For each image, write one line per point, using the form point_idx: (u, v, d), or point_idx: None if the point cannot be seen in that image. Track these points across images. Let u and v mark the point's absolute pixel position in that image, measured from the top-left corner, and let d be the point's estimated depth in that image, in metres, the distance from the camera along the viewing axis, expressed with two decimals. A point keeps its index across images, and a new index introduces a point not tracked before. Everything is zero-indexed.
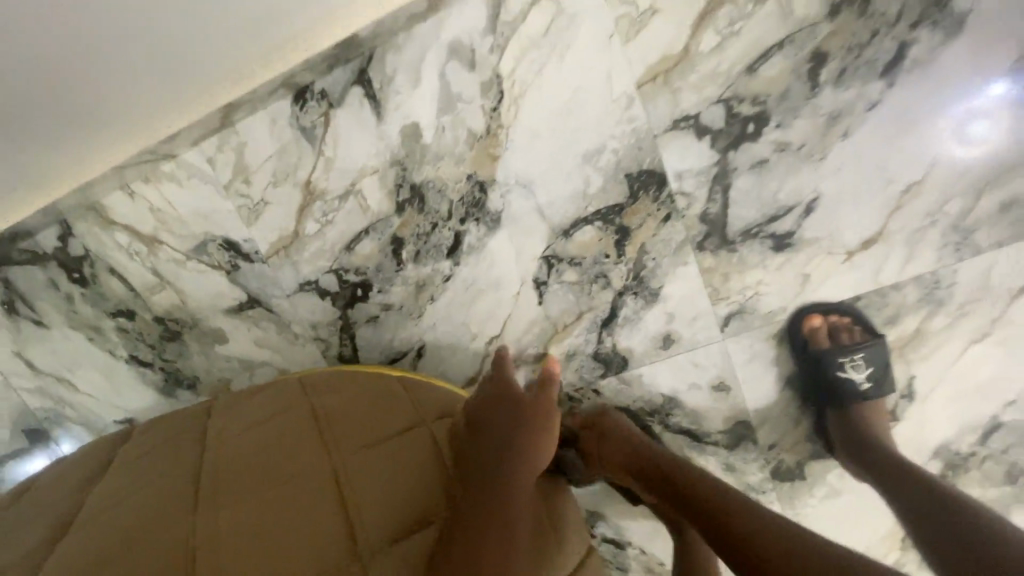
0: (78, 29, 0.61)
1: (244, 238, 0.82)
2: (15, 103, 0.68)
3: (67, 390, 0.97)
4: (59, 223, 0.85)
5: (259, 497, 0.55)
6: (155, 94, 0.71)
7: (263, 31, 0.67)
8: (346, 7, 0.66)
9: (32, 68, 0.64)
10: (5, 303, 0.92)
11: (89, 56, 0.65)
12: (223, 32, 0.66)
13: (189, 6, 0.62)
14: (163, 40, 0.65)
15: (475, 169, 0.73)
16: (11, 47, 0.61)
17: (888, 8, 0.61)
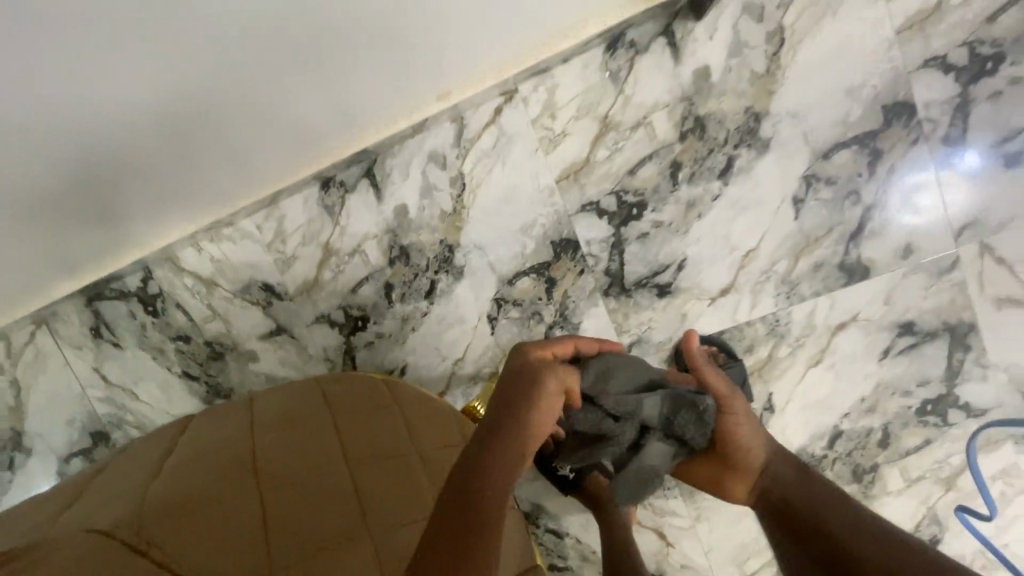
0: (185, 160, 0.90)
1: (278, 282, 1.11)
2: (134, 204, 0.96)
3: (129, 398, 1.24)
4: (143, 269, 1.15)
5: (304, 471, 0.63)
6: (230, 187, 1.01)
7: (308, 147, 0.98)
8: (363, 131, 0.98)
9: (149, 182, 0.92)
10: (94, 328, 1.21)
11: (190, 173, 0.93)
12: (283, 149, 0.96)
13: (263, 137, 0.91)
14: (242, 156, 0.94)
15: (446, 235, 1.03)
16: (138, 173, 0.89)
17: (718, 135, 0.92)
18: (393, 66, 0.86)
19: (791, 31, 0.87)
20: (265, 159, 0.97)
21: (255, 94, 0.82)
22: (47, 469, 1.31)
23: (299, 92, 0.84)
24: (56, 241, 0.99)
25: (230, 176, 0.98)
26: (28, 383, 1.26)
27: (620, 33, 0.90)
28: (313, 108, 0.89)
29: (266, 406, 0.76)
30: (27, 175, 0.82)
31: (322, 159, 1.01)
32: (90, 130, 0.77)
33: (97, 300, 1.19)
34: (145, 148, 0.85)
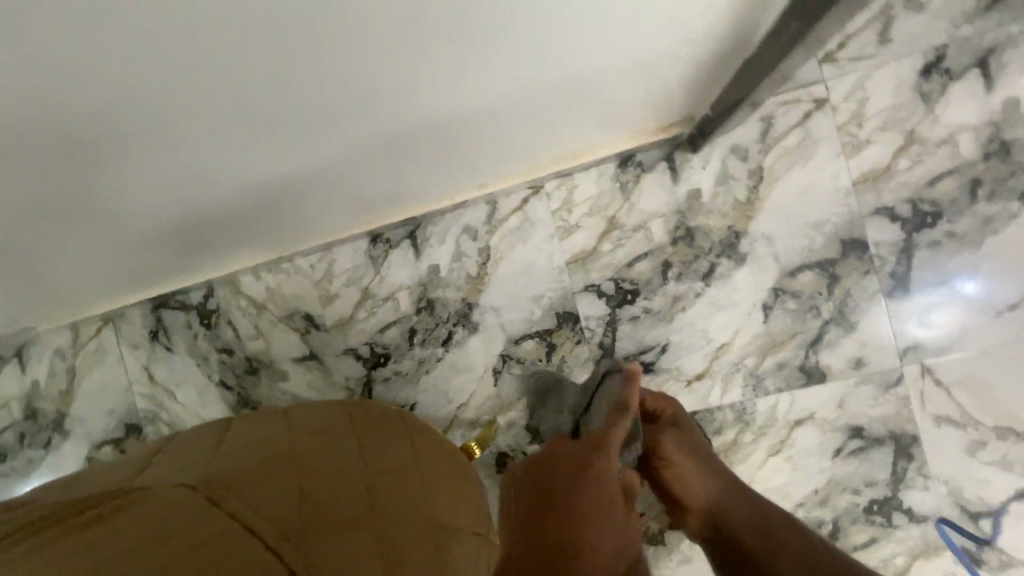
0: (275, 217, 1.09)
1: (318, 314, 1.29)
2: (221, 241, 1.16)
3: (167, 397, 1.40)
4: (208, 288, 1.35)
5: (336, 484, 0.74)
6: (301, 235, 1.21)
7: (371, 214, 1.19)
8: (416, 206, 1.20)
9: (241, 228, 1.12)
10: (152, 331, 1.39)
11: (275, 224, 1.13)
12: (352, 214, 1.16)
13: (340, 205, 1.11)
14: (318, 215, 1.13)
15: (468, 295, 1.22)
16: (235, 224, 1.09)
17: (703, 244, 1.11)
18: (442, 169, 1.05)
19: (768, 172, 1.08)
20: (324, 220, 1.16)
21: (327, 186, 1.00)
22: (78, 453, 1.45)
23: (381, 181, 1.04)
24: (130, 261, 1.16)
25: (291, 228, 1.17)
26: (84, 371, 1.44)
27: (631, 155, 1.13)
28: (379, 193, 1.10)
29: (297, 424, 0.88)
30: (126, 229, 0.99)
31: (372, 222, 1.21)
32: (186, 207, 0.94)
33: (162, 307, 1.38)
34: (246, 211, 1.03)
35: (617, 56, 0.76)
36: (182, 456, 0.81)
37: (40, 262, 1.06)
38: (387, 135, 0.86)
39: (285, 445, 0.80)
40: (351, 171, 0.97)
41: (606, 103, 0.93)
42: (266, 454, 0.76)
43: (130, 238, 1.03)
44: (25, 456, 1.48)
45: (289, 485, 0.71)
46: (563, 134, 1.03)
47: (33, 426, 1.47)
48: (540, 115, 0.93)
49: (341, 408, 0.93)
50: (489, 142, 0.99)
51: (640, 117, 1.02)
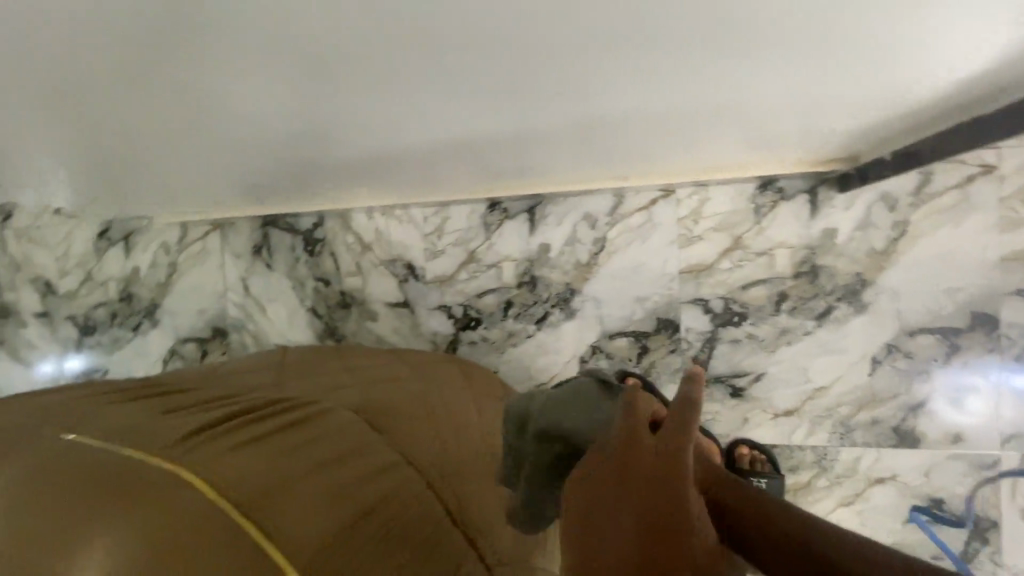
0: (421, 160, 1.13)
1: (420, 266, 1.32)
2: (359, 173, 1.21)
3: (257, 312, 1.45)
4: (318, 217, 1.39)
5: (460, 430, 0.79)
6: (431, 186, 1.25)
7: (503, 180, 1.21)
8: (548, 183, 1.21)
9: (385, 165, 1.16)
10: (256, 247, 1.44)
11: (417, 168, 1.17)
12: (488, 176, 1.19)
13: (482, 163, 1.14)
14: (459, 168, 1.17)
15: (572, 280, 1.23)
16: (382, 158, 1.13)
17: (826, 285, 1.10)
18: (581, 148, 1.06)
19: (913, 228, 1.05)
20: (448, 172, 1.18)
21: (468, 136, 1.02)
22: (162, 344, 1.52)
23: (534, 148, 1.06)
24: (252, 169, 1.19)
25: (413, 172, 1.19)
26: (184, 269, 1.50)
27: (774, 180, 1.11)
28: (522, 161, 1.12)
29: (406, 381, 0.88)
30: (264, 130, 1.01)
31: (493, 187, 1.23)
32: (333, 121, 0.96)
33: (270, 226, 1.43)
34: (400, 148, 1.08)
35: (806, 72, 0.76)
36: (314, 373, 0.88)
37: (177, 147, 1.09)
38: (549, 104, 0.88)
39: (413, 386, 0.86)
40: (512, 131, 1.00)
41: (771, 121, 0.92)
42: (397, 391, 0.82)
43: (291, 147, 1.09)
44: (113, 335, 1.56)
45: (422, 419, 0.76)
46: (715, 144, 1.02)
47: (127, 310, 1.55)
48: (701, 119, 0.93)
49: (451, 369, 0.99)
50: (642, 134, 0.99)
51: (797, 144, 1.01)
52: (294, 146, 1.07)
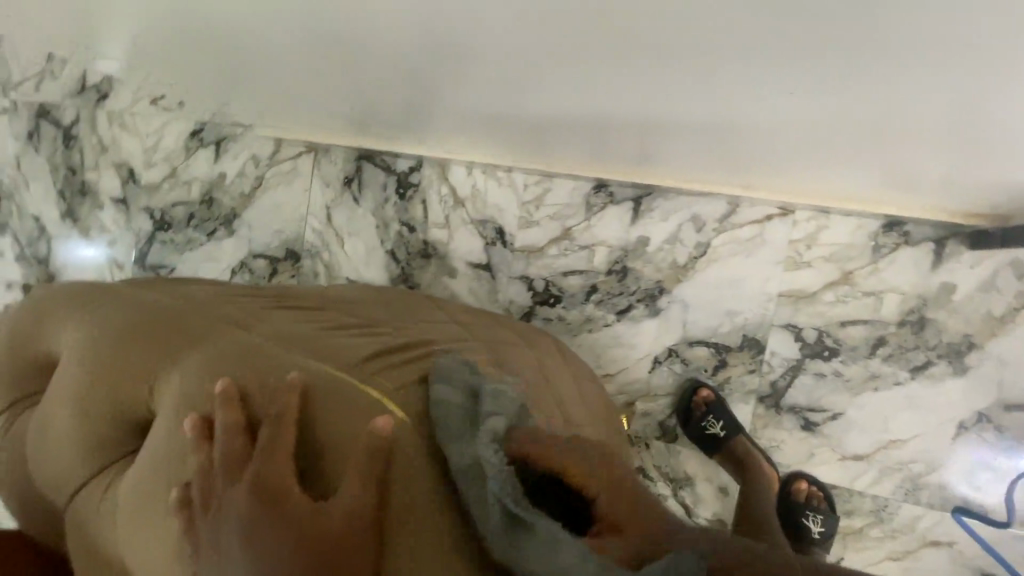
0: (556, 119, 1.08)
1: (510, 232, 1.30)
2: (483, 119, 1.16)
3: (336, 244, 1.44)
4: (416, 162, 1.37)
5: (555, 396, 0.84)
6: (550, 153, 1.20)
7: (626, 163, 1.16)
8: (670, 177, 1.17)
9: (514, 117, 1.12)
10: (346, 178, 1.43)
11: (547, 128, 1.12)
12: (614, 154, 1.15)
13: (618, 138, 1.09)
14: (590, 139, 1.12)
15: (664, 279, 1.20)
16: (516, 106, 1.08)
17: (930, 340, 1.07)
18: (714, 146, 1.02)
19: None
20: (563, 143, 1.15)
21: (605, 105, 0.99)
22: (235, 254, 1.53)
23: (683, 134, 1.01)
24: (369, 91, 1.17)
25: (530, 133, 1.16)
26: (269, 185, 1.49)
27: (902, 222, 1.07)
28: (655, 146, 1.08)
29: (514, 347, 0.89)
30: (401, 37, 0.99)
31: (605, 169, 1.19)
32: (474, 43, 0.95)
33: (366, 160, 1.41)
34: (545, 97, 1.03)
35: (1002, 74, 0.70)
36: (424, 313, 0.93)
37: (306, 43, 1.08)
38: (711, 80, 0.85)
39: (517, 346, 0.90)
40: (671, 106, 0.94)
41: (930, 157, 0.88)
42: (502, 347, 0.86)
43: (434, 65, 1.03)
44: (188, 235, 1.58)
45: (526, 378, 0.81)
46: (858, 173, 0.97)
47: (206, 213, 1.56)
48: (887, 137, 0.86)
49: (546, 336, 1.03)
50: (804, 143, 0.93)
51: (947, 191, 0.96)
52: (422, 68, 1.05)
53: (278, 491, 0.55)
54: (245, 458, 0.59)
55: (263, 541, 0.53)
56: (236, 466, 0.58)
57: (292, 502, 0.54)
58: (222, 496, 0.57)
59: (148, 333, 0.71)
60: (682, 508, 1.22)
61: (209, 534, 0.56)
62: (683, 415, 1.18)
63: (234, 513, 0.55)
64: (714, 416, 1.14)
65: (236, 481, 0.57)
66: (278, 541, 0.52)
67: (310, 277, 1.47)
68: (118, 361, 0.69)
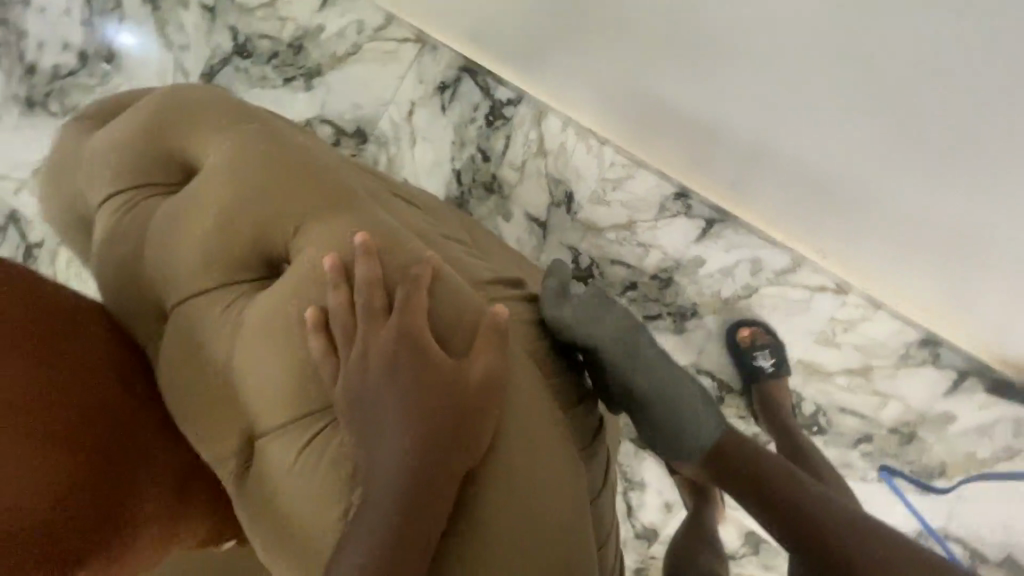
0: (682, 108, 1.09)
1: (578, 202, 1.30)
2: (610, 80, 1.15)
3: (406, 142, 1.42)
4: (516, 96, 1.33)
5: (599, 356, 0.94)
6: (653, 143, 1.21)
7: (720, 184, 1.17)
8: (753, 215, 1.18)
9: (643, 89, 1.11)
10: (442, 83, 1.39)
11: (667, 115, 1.12)
12: (714, 169, 1.15)
13: (728, 154, 1.10)
14: (703, 143, 1.12)
15: (701, 304, 1.24)
16: (653, 80, 1.08)
17: (909, 453, 1.13)
18: (809, 193, 1.05)
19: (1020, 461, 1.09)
20: (675, 138, 1.15)
21: (732, 109, 1.02)
22: (303, 110, 1.49)
23: (795, 172, 1.03)
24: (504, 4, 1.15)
25: (639, 112, 1.16)
26: (365, 57, 1.44)
27: (938, 344, 1.11)
28: (761, 176, 1.09)
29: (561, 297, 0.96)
30: None
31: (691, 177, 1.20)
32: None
33: (468, 74, 1.37)
34: (688, 79, 1.03)
35: None
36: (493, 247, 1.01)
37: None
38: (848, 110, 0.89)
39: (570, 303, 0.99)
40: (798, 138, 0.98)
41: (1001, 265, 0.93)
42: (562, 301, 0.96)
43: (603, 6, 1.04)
44: (263, 72, 1.52)
45: None
46: (924, 269, 1.02)
47: (290, 58, 1.50)
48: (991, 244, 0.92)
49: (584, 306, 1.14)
50: (911, 224, 0.97)
51: (986, 314, 1.02)
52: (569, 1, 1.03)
53: (415, 352, 0.65)
54: (385, 314, 0.67)
55: (407, 382, 0.64)
56: (381, 322, 0.66)
57: (429, 359, 0.65)
58: (367, 342, 0.66)
59: (311, 181, 0.74)
60: (625, 507, 1.30)
61: (354, 367, 0.65)
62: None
63: (382, 356, 0.65)
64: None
65: (380, 328, 0.66)
66: (415, 391, 0.63)
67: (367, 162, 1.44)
68: (277, 197, 0.72)
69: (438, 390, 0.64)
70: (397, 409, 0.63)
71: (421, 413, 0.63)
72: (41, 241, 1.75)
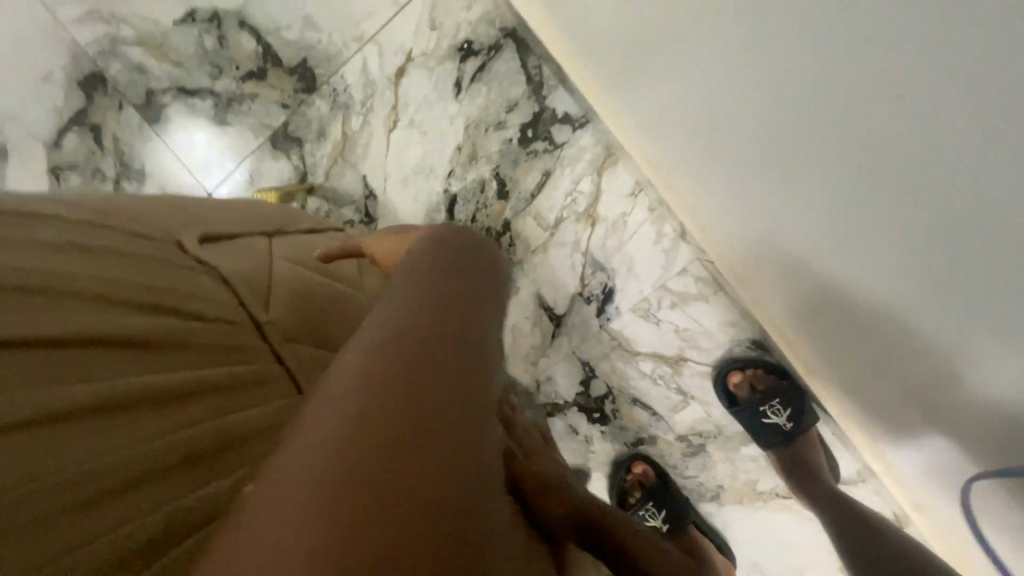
0: (809, 279, 0.67)
1: (619, 306, 0.88)
2: (726, 171, 0.66)
3: (380, 121, 0.86)
4: (580, 114, 0.84)
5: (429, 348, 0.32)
6: (748, 279, 0.79)
7: (817, 371, 0.80)
8: (840, 418, 0.84)
9: (772, 217, 0.65)
10: (467, 46, 0.83)
11: (787, 265, 0.69)
12: (824, 354, 0.76)
13: (855, 361, 0.70)
14: (829, 323, 0.69)
15: (727, 488, 0.92)
16: (793, 227, 0.63)
17: None
18: (915, 407, 0.65)
19: None
20: (783, 294, 0.74)
21: (899, 323, 0.58)
22: None
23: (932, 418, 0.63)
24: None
25: (748, 243, 0.73)
26: None
27: None
28: (882, 404, 0.71)
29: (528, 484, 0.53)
30: None
31: (780, 333, 0.81)
32: (852, 113, 0.47)
33: (515, 47, 0.83)
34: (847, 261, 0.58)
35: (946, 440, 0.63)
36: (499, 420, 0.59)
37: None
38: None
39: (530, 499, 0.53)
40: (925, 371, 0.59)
41: None
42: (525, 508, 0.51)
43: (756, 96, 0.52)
44: None
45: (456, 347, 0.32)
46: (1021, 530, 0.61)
47: None
48: None
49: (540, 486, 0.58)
50: None
51: None
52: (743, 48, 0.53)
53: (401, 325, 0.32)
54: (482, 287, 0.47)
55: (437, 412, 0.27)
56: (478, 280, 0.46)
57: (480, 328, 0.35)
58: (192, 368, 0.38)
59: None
60: None
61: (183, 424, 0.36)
62: (617, 496, 0.91)
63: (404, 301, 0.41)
64: (654, 505, 0.89)
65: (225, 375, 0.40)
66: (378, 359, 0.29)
67: (310, 128, 0.88)
68: None
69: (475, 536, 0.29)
70: (379, 327, 0.32)
71: (411, 501, 0.22)
72: None
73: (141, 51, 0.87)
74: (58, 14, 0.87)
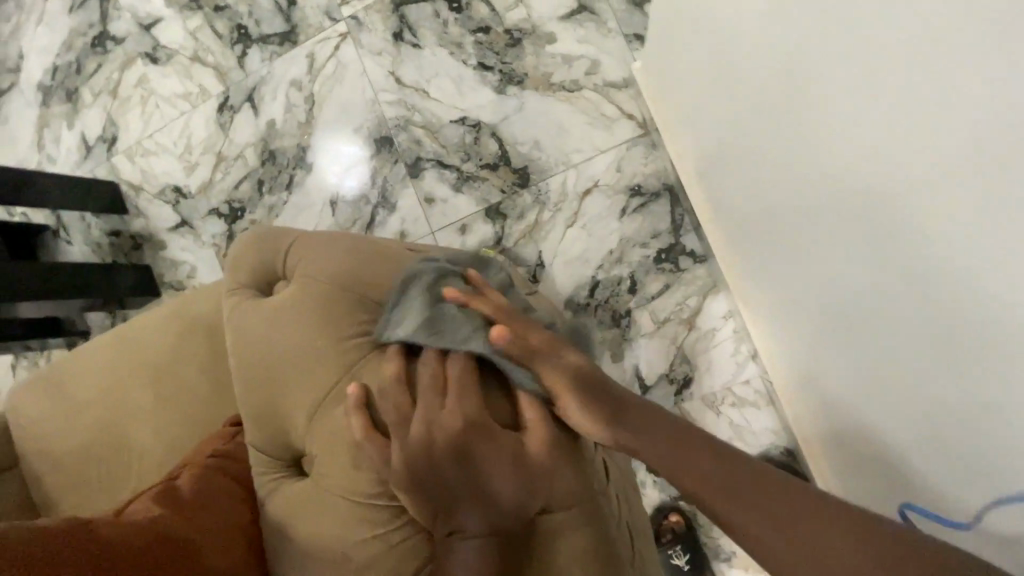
0: (829, 409, 0.95)
1: (692, 392, 1.19)
2: (790, 323, 0.98)
3: (563, 219, 1.25)
4: (702, 253, 1.20)
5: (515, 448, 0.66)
6: (792, 396, 1.07)
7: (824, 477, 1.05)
8: None
9: (811, 360, 0.95)
10: (637, 188, 1.22)
11: (816, 392, 0.97)
12: (830, 464, 1.01)
13: (849, 471, 0.95)
14: (837, 441, 0.96)
15: (737, 556, 1.18)
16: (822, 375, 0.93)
17: None
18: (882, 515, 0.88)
19: None
20: (812, 415, 1.03)
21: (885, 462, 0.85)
22: (480, 109, 1.28)
23: None
24: (743, 187, 0.97)
25: (797, 374, 1.03)
26: (576, 103, 1.24)
27: None
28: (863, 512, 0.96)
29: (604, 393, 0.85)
30: None
31: (811, 454, 1.05)
32: None
33: (670, 198, 1.21)
34: (848, 405, 0.87)
35: None
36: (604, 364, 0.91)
37: (743, 92, 0.85)
38: None
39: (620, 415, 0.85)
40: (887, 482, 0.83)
41: None
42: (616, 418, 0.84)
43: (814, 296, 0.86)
44: (463, 40, 1.29)
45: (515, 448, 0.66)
46: None
47: (499, 46, 1.27)
48: None
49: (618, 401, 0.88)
50: None
51: None
52: None
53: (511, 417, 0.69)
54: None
55: (466, 548, 0.63)
56: (539, 409, 0.69)
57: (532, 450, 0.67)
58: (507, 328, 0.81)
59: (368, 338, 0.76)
60: None
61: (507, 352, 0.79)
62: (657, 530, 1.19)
63: (447, 450, 0.65)
64: (682, 547, 1.17)
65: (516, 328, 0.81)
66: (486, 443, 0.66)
67: (513, 210, 1.27)
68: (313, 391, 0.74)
69: (585, 513, 0.68)
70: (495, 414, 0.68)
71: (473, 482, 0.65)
72: (119, 38, 1.49)
73: (422, 131, 1.31)
74: (378, 95, 1.34)
